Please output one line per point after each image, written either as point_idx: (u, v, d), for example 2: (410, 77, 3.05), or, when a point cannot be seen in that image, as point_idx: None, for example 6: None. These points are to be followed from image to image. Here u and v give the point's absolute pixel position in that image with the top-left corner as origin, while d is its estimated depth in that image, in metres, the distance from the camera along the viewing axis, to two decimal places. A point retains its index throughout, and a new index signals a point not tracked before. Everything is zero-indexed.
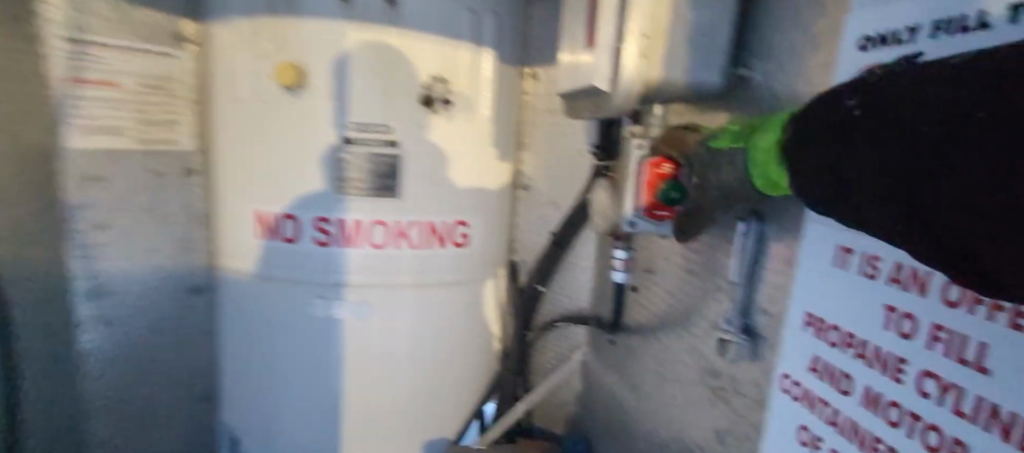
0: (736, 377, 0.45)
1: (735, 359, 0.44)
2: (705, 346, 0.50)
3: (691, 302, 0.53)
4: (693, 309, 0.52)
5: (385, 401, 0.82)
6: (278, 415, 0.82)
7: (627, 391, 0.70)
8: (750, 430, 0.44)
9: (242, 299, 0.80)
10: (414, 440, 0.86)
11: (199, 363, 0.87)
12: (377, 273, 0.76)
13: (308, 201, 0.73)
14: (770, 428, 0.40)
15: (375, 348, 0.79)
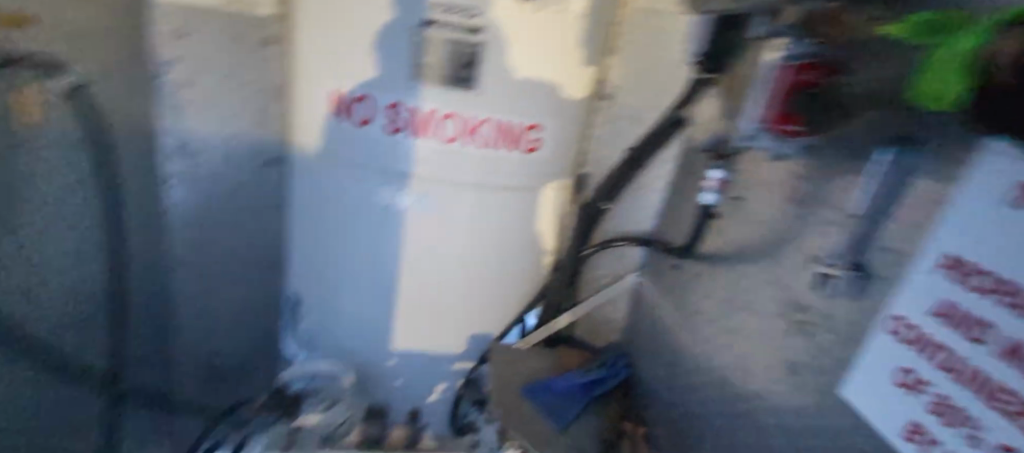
0: (829, 313, 0.43)
1: (834, 294, 0.43)
2: (797, 280, 0.48)
3: (787, 233, 0.50)
4: (788, 240, 0.50)
5: (438, 292, 0.85)
6: (337, 290, 0.86)
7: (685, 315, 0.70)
8: (831, 365, 0.43)
9: (311, 177, 0.81)
10: (459, 332, 0.89)
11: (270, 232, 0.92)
12: (444, 167, 0.76)
13: (385, 83, 0.71)
14: (861, 364, 0.39)
15: (434, 241, 0.81)
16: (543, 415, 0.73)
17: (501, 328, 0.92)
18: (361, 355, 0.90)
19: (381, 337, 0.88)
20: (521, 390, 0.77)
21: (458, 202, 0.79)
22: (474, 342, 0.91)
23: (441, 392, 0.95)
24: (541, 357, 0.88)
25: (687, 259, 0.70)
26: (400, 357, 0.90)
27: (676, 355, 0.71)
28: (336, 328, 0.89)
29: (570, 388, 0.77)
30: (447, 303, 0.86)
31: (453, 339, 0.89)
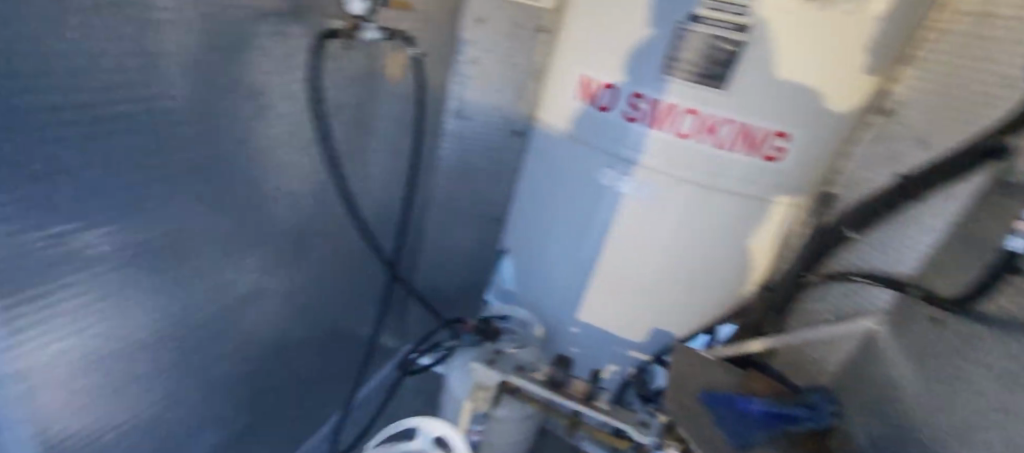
0: None
1: None
2: None
3: None
4: None
5: (634, 280, 0.88)
6: (543, 255, 0.95)
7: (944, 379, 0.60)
8: None
9: (547, 151, 0.90)
10: (645, 323, 0.92)
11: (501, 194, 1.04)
12: (671, 161, 0.77)
13: (634, 75, 0.74)
14: None
15: (644, 231, 0.83)
16: (719, 427, 0.69)
17: (688, 332, 0.92)
18: (549, 317, 0.98)
19: (572, 306, 0.95)
20: (700, 393, 0.75)
21: (676, 198, 0.79)
22: (657, 336, 0.93)
23: (613, 374, 0.98)
24: (727, 373, 0.81)
25: (959, 314, 0.61)
26: (582, 328, 0.95)
27: (917, 426, 0.62)
28: (535, 288, 0.98)
29: (756, 411, 0.72)
30: (641, 292, 0.89)
31: (637, 328, 0.92)
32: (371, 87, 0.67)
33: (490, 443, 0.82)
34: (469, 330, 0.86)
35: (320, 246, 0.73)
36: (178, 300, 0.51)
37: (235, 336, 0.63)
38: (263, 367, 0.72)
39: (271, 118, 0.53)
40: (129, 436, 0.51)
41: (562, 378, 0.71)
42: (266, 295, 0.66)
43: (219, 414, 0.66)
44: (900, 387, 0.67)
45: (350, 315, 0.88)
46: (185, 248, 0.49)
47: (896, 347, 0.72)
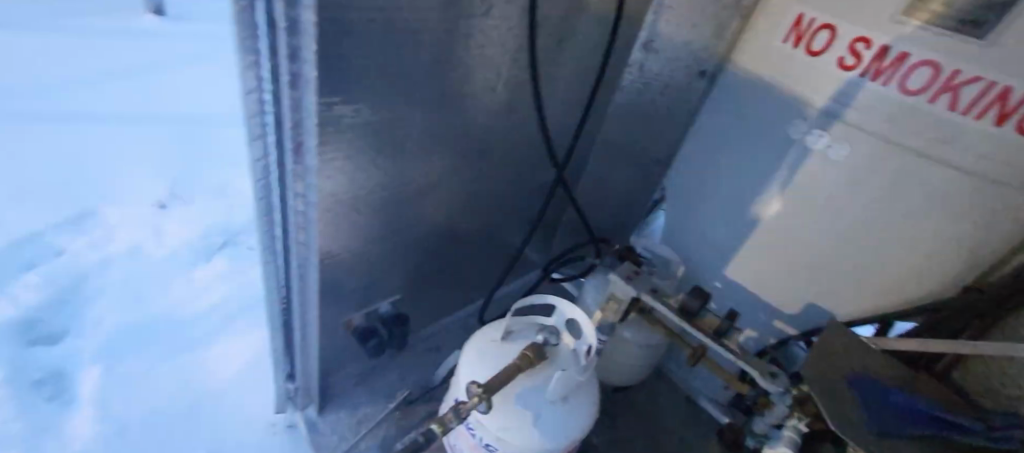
0: None
1: None
2: None
3: None
4: None
5: (799, 252, 0.78)
6: (699, 206, 0.90)
7: None
8: None
9: (732, 94, 0.80)
10: (801, 296, 0.82)
11: (672, 134, 0.96)
12: (881, 122, 0.63)
13: (864, 17, 0.60)
14: None
15: (825, 201, 0.72)
16: (861, 408, 0.64)
17: (854, 317, 0.79)
18: (693, 272, 0.95)
19: (718, 261, 0.89)
20: (847, 374, 0.69)
21: (873, 166, 0.66)
22: (810, 311, 0.83)
23: (749, 339, 0.93)
24: (892, 369, 0.72)
25: None
26: (725, 285, 0.90)
27: None
28: (683, 235, 0.95)
29: (909, 405, 0.65)
30: (804, 268, 0.79)
31: (789, 299, 0.84)
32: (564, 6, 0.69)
33: (611, 360, 0.89)
34: (614, 253, 0.92)
35: (501, 151, 0.83)
36: (390, 158, 0.64)
37: (422, 201, 0.76)
38: (428, 240, 0.83)
39: (473, 25, 0.60)
40: (349, 257, 0.69)
41: (694, 308, 0.74)
42: (450, 177, 0.78)
43: (401, 264, 0.81)
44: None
45: (506, 222, 0.98)
46: (401, 115, 0.61)
47: None
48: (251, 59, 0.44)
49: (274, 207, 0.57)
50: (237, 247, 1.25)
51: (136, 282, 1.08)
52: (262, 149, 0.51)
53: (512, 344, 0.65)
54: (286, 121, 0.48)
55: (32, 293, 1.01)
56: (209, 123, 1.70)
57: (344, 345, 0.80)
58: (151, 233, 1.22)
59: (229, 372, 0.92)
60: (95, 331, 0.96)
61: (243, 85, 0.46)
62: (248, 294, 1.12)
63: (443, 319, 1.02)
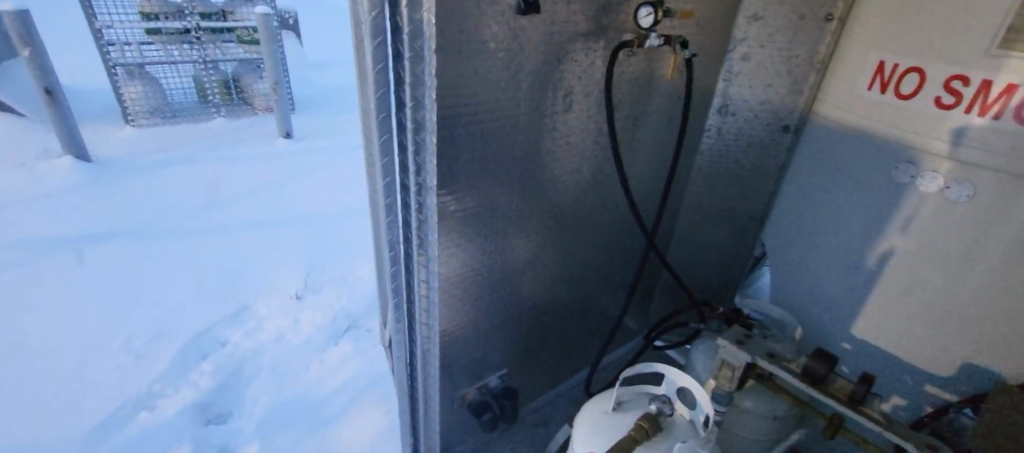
0: None
1: None
2: None
3: None
4: None
5: (944, 305, 0.69)
6: (806, 259, 0.85)
7: None
8: None
9: (822, 144, 0.79)
10: (952, 356, 0.71)
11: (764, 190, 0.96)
12: (1001, 156, 0.58)
13: (951, 54, 0.59)
14: None
15: (954, 245, 0.65)
16: None
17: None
18: (811, 332, 0.88)
19: (841, 317, 0.82)
20: None
21: (1006, 205, 0.60)
22: (967, 373, 0.71)
23: (896, 407, 0.81)
24: None
25: None
26: (854, 345, 0.82)
27: None
28: (795, 292, 0.89)
29: None
30: (946, 322, 0.70)
31: (942, 360, 0.72)
32: (640, 89, 0.77)
33: (734, 434, 0.83)
34: (719, 317, 0.91)
35: (591, 224, 0.88)
36: (490, 241, 0.72)
37: (522, 278, 0.82)
38: (532, 312, 0.88)
39: (557, 118, 0.68)
40: (460, 333, 0.77)
41: (820, 372, 0.67)
42: (548, 253, 0.83)
43: (507, 337, 0.86)
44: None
45: (602, 290, 1.00)
46: (501, 202, 0.69)
47: None
48: (390, 171, 0.57)
49: (403, 294, 0.66)
50: (360, 330, 1.39)
51: (283, 365, 1.24)
52: (394, 245, 0.62)
53: (625, 414, 0.65)
54: (413, 223, 0.59)
55: (207, 377, 1.19)
56: (333, 222, 1.97)
57: (460, 417, 0.85)
58: (291, 322, 1.39)
59: (360, 446, 1.00)
60: (252, 411, 1.10)
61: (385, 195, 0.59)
62: (370, 374, 1.23)
63: (550, 390, 1.04)
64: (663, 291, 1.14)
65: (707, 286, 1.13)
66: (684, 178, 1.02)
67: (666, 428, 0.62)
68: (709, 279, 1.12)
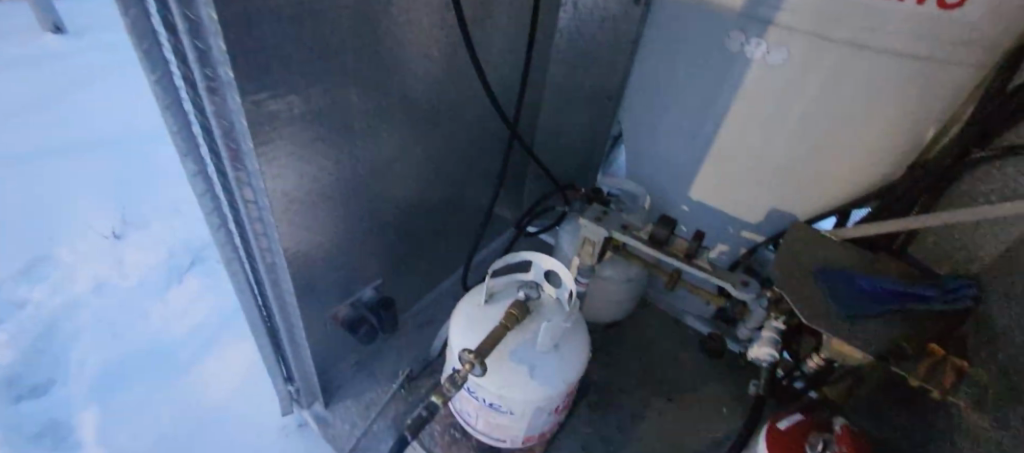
0: None
1: None
2: None
3: None
4: None
5: (758, 165, 0.80)
6: (654, 135, 0.90)
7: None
8: None
9: (665, 18, 0.78)
10: (764, 203, 0.84)
11: (617, 69, 0.96)
12: (814, 20, 0.62)
13: None
14: None
15: (770, 108, 0.73)
16: (831, 298, 0.66)
17: (817, 213, 0.84)
18: (658, 201, 0.97)
19: (683, 184, 0.91)
20: (813, 269, 0.71)
21: (811, 67, 0.66)
22: (775, 217, 0.86)
23: (721, 253, 0.96)
24: (854, 252, 0.75)
25: None
26: (692, 207, 0.92)
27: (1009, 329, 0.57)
28: (646, 166, 0.95)
29: (874, 289, 0.66)
30: (762, 176, 0.81)
31: (753, 210, 0.86)
32: None
33: (597, 299, 0.92)
34: (581, 197, 0.94)
35: (451, 119, 0.82)
36: (337, 149, 0.62)
37: (382, 183, 0.75)
38: (397, 220, 0.83)
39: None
40: (320, 254, 0.69)
41: (662, 236, 0.74)
42: (406, 155, 0.77)
43: (375, 248, 0.81)
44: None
45: (468, 186, 0.98)
46: (339, 99, 0.59)
47: None
48: (159, 61, 0.41)
49: (227, 217, 0.55)
50: (207, 264, 1.22)
51: (111, 317, 1.06)
52: (199, 161, 0.50)
53: (497, 305, 0.67)
54: (215, 130, 0.46)
55: (6, 348, 0.98)
56: (146, 140, 1.62)
57: (336, 335, 0.82)
58: (114, 264, 1.19)
59: (228, 386, 0.94)
60: (80, 374, 0.94)
61: (161, 96, 0.43)
62: (228, 308, 1.11)
63: (430, 291, 1.04)
64: (533, 179, 1.16)
65: (570, 168, 1.16)
66: (541, 62, 0.97)
67: (535, 311, 0.66)
68: (571, 163, 1.15)
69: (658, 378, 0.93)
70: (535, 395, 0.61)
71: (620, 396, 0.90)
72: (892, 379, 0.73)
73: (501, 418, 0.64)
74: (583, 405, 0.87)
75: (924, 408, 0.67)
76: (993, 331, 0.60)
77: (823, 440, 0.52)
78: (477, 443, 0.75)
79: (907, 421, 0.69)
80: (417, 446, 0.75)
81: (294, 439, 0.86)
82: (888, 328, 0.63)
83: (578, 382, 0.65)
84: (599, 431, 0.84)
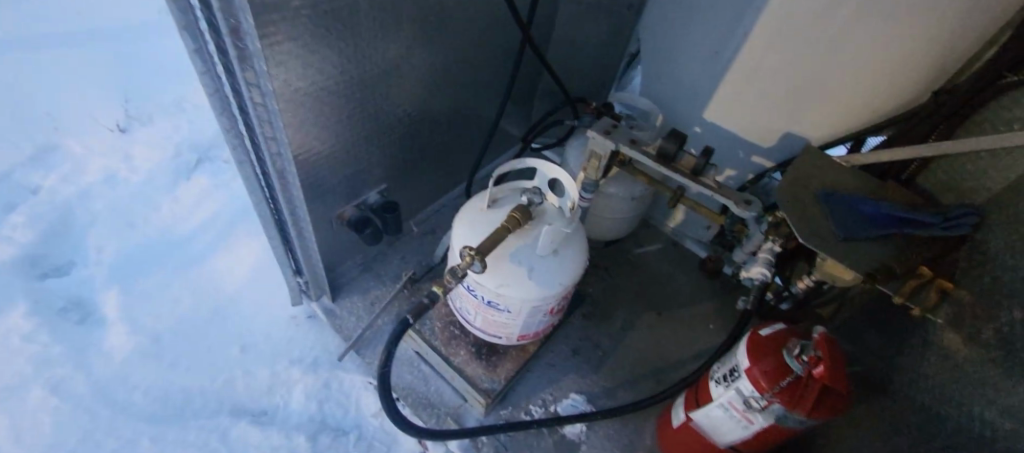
0: None
1: None
2: None
3: None
4: None
5: (780, 85, 0.76)
6: (673, 50, 0.85)
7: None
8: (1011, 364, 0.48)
9: None
10: (778, 126, 0.82)
11: None
12: None
13: None
14: None
15: (800, 23, 0.67)
16: (831, 220, 0.67)
17: (831, 138, 0.81)
18: (671, 121, 0.94)
19: (698, 103, 0.87)
20: (819, 192, 0.70)
21: None
22: (788, 142, 0.84)
23: (729, 178, 0.95)
24: (864, 179, 0.74)
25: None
26: (704, 128, 0.90)
27: (998, 257, 0.58)
28: (661, 84, 0.91)
29: (874, 214, 0.67)
30: (781, 98, 0.77)
31: (767, 132, 0.84)
32: None
33: (600, 216, 0.93)
34: (591, 112, 0.92)
35: (463, 20, 0.77)
36: (344, 41, 0.59)
37: (391, 84, 0.73)
38: (404, 125, 0.82)
39: None
40: (326, 152, 0.69)
41: (670, 152, 0.73)
42: (416, 55, 0.73)
43: (381, 151, 0.81)
44: None
45: (477, 95, 0.95)
46: None
47: None
48: None
49: (231, 103, 0.54)
50: (215, 163, 1.24)
51: (122, 208, 1.09)
52: (196, 36, 0.47)
53: (499, 211, 0.68)
54: (214, 3, 0.44)
55: (24, 229, 1.01)
56: (143, 33, 1.56)
57: (341, 235, 0.84)
58: (121, 157, 1.20)
59: (240, 277, 0.98)
60: (99, 258, 0.99)
61: None
62: (236, 207, 1.13)
63: (434, 201, 1.05)
64: (544, 93, 1.13)
65: (583, 84, 1.13)
66: None
67: (536, 217, 0.67)
68: (585, 78, 1.11)
69: (651, 294, 0.97)
70: (532, 295, 0.63)
71: (614, 307, 0.93)
72: (875, 301, 0.74)
73: (499, 315, 0.67)
74: (577, 314, 0.91)
75: (898, 327, 0.67)
76: (984, 254, 0.60)
77: (801, 345, 0.54)
78: (474, 339, 0.80)
79: (877, 338, 0.70)
80: (418, 339, 0.79)
81: (304, 328, 0.91)
82: (881, 252, 0.64)
83: (573, 288, 0.68)
84: (591, 337, 0.89)
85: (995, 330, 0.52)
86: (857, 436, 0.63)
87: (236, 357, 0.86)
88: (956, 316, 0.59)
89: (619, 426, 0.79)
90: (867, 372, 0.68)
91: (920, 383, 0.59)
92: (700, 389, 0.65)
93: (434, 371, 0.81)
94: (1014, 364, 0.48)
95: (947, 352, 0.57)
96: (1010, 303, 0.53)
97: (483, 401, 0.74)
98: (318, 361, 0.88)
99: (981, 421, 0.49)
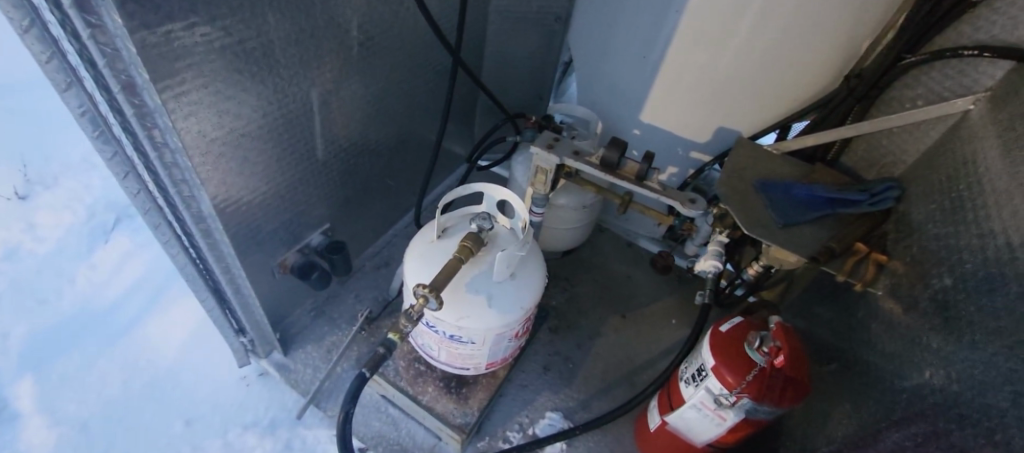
0: (974, 307, 0.48)
1: (993, 294, 0.47)
2: (982, 254, 0.50)
3: (997, 221, 0.49)
4: (1004, 199, 0.49)
5: (707, 84, 0.78)
6: (603, 58, 0.87)
7: (943, 203, 0.59)
8: (942, 329, 0.52)
9: None
10: (711, 122, 0.85)
11: None
12: None
13: None
14: (979, 341, 0.46)
15: (717, 24, 0.70)
16: (771, 207, 0.69)
17: (760, 128, 0.85)
18: (609, 127, 0.95)
19: (633, 107, 0.89)
20: (755, 182, 0.73)
21: None
22: (721, 136, 0.87)
23: (672, 175, 0.97)
24: (792, 164, 0.78)
25: (972, 134, 0.59)
26: (643, 131, 0.92)
27: (921, 228, 0.62)
28: (597, 93, 0.92)
29: (809, 197, 0.70)
30: (709, 95, 0.80)
31: (701, 128, 0.86)
32: None
33: (553, 227, 0.92)
34: (533, 126, 0.91)
35: (389, 47, 0.75)
36: (262, 83, 0.56)
37: (322, 121, 0.69)
38: (340, 162, 0.78)
39: None
40: (258, 200, 0.65)
41: (614, 161, 0.73)
42: (344, 87, 0.70)
43: (319, 191, 0.77)
44: (965, 173, 0.57)
45: (413, 121, 0.93)
46: (257, 24, 0.52)
47: (959, 146, 0.60)
48: None
49: (135, 162, 0.50)
50: (134, 220, 1.14)
51: (30, 285, 0.98)
52: (81, 96, 0.43)
53: (450, 240, 0.66)
54: (97, 59, 0.40)
55: None
56: (36, 87, 1.43)
57: (286, 284, 0.79)
58: (23, 228, 1.09)
59: (175, 343, 0.90)
60: (5, 346, 0.88)
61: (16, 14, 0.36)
62: (163, 266, 1.05)
63: (383, 234, 1.02)
64: (483, 110, 1.12)
65: (520, 97, 1.13)
66: None
67: (489, 242, 0.65)
68: (520, 91, 1.11)
69: (613, 298, 0.97)
70: (494, 323, 0.61)
71: (579, 317, 0.93)
72: (821, 277, 0.78)
73: (463, 347, 0.65)
74: (543, 329, 0.90)
75: (846, 302, 0.71)
76: (908, 225, 0.64)
77: (760, 336, 0.56)
78: (441, 373, 0.77)
79: (828, 314, 0.73)
80: (383, 382, 0.75)
81: (256, 388, 0.85)
82: (820, 233, 0.67)
83: (534, 309, 0.66)
84: (560, 351, 0.88)
85: (930, 299, 0.55)
86: (826, 415, 0.65)
87: (181, 433, 0.79)
88: (894, 286, 0.62)
89: (598, 438, 0.78)
90: (825, 349, 0.71)
91: (872, 355, 0.61)
92: (671, 390, 0.66)
93: (404, 413, 0.78)
94: (948, 329, 0.51)
95: (891, 322, 0.60)
96: (939, 271, 0.56)
97: (458, 438, 0.71)
98: (277, 421, 0.82)
99: (930, 387, 0.50)
